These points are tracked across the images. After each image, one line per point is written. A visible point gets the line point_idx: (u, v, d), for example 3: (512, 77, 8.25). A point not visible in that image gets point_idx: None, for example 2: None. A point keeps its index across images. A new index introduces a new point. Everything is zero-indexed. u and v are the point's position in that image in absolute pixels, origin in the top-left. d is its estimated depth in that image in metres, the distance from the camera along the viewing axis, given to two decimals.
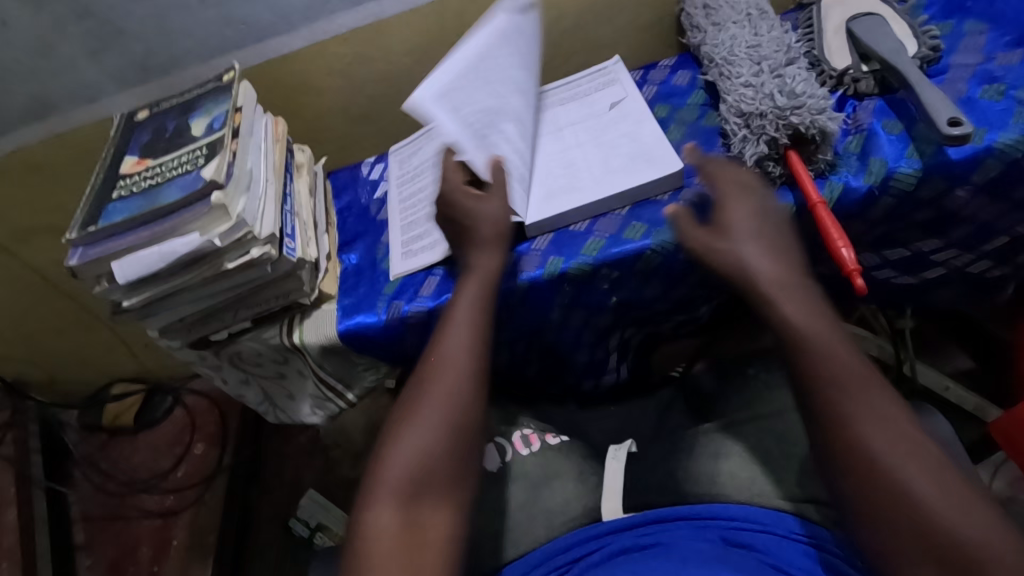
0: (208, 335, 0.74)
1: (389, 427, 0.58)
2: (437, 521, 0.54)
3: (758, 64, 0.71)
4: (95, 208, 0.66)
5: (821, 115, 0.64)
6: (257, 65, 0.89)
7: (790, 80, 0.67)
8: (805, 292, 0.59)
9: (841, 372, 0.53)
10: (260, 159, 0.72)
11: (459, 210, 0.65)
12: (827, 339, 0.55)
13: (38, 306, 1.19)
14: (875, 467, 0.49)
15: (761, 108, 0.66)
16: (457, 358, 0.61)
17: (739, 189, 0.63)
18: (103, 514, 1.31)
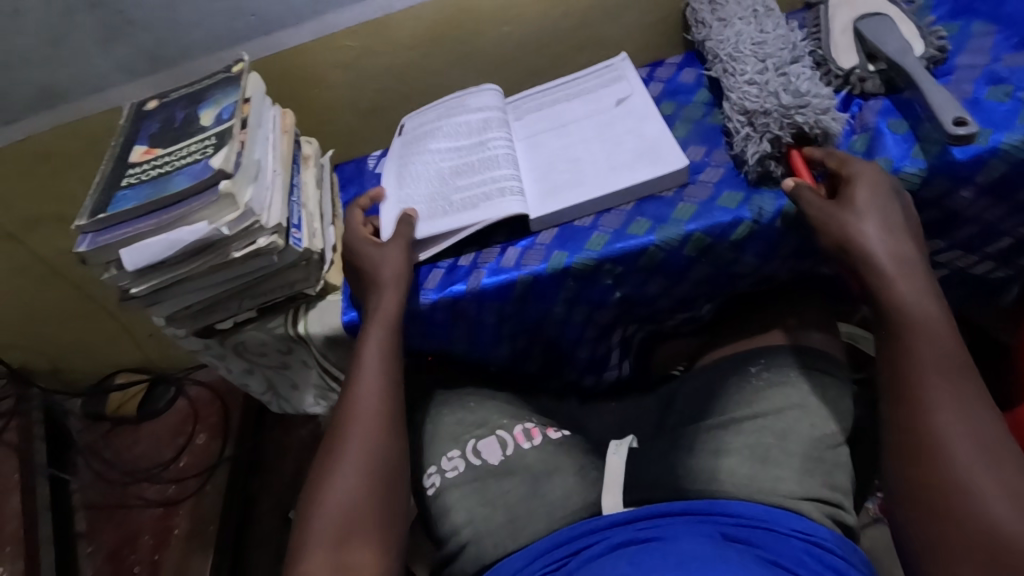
0: (213, 323, 0.75)
1: (315, 477, 0.61)
2: (366, 559, 0.56)
3: (763, 62, 0.71)
4: (104, 196, 0.66)
5: (826, 115, 0.64)
6: (266, 57, 0.90)
7: (795, 79, 0.68)
8: (922, 273, 0.57)
9: (936, 354, 0.53)
10: (267, 150, 0.72)
11: (360, 263, 0.70)
12: (940, 338, 0.54)
13: (45, 294, 1.20)
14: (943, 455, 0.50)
15: (764, 106, 0.66)
16: (368, 402, 0.64)
17: (867, 174, 0.60)
18: (105, 502, 1.32)
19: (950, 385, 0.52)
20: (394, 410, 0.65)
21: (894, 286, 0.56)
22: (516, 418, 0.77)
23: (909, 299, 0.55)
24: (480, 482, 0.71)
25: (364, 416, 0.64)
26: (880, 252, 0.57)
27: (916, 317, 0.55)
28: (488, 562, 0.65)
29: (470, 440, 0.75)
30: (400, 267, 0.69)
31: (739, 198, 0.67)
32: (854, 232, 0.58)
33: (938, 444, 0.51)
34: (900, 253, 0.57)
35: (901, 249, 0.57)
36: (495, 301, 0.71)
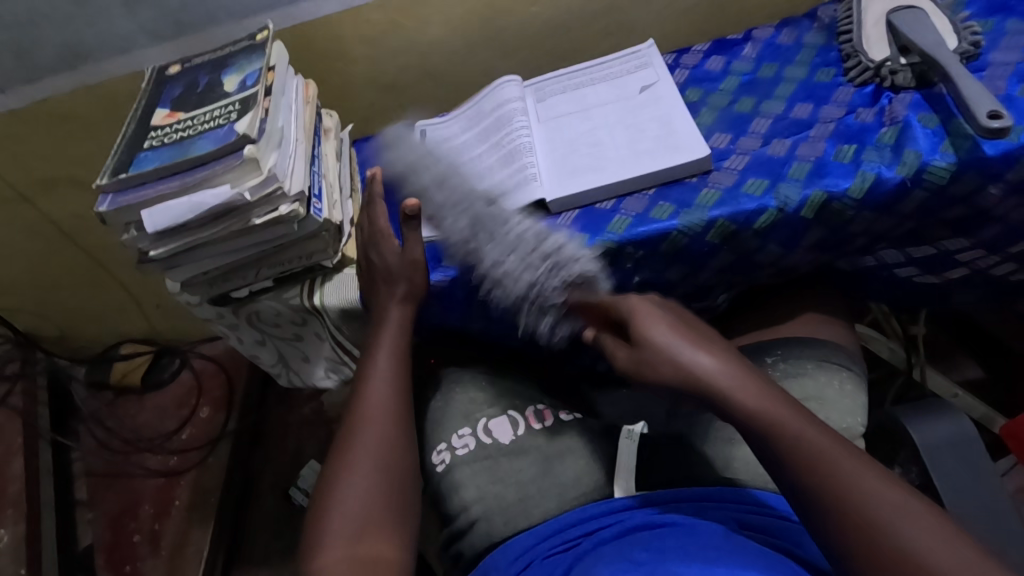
0: (229, 291, 0.75)
1: (325, 481, 0.61)
2: (386, 553, 0.56)
3: (473, 226, 0.68)
4: (126, 157, 0.66)
5: (556, 259, 0.64)
6: (290, 27, 0.89)
7: (501, 235, 0.66)
8: (750, 373, 0.52)
9: (813, 452, 0.47)
10: (291, 119, 0.72)
11: (382, 266, 0.70)
12: (757, 405, 0.50)
13: (55, 260, 1.19)
14: (843, 497, 0.45)
15: (528, 274, 0.64)
16: (378, 404, 0.65)
17: (647, 304, 0.56)
18: (107, 470, 1.32)
19: (835, 472, 0.46)
20: (402, 415, 0.66)
21: (730, 395, 0.50)
22: (528, 400, 0.77)
23: (745, 402, 0.50)
24: (492, 460, 0.71)
25: (376, 417, 0.64)
26: (705, 363, 0.51)
27: (744, 407, 0.50)
28: (496, 539, 0.65)
29: (482, 419, 0.75)
30: (416, 276, 0.69)
31: (765, 186, 0.66)
32: (678, 359, 0.52)
33: (841, 505, 0.45)
34: (725, 363, 0.52)
35: (717, 353, 0.53)
36: None
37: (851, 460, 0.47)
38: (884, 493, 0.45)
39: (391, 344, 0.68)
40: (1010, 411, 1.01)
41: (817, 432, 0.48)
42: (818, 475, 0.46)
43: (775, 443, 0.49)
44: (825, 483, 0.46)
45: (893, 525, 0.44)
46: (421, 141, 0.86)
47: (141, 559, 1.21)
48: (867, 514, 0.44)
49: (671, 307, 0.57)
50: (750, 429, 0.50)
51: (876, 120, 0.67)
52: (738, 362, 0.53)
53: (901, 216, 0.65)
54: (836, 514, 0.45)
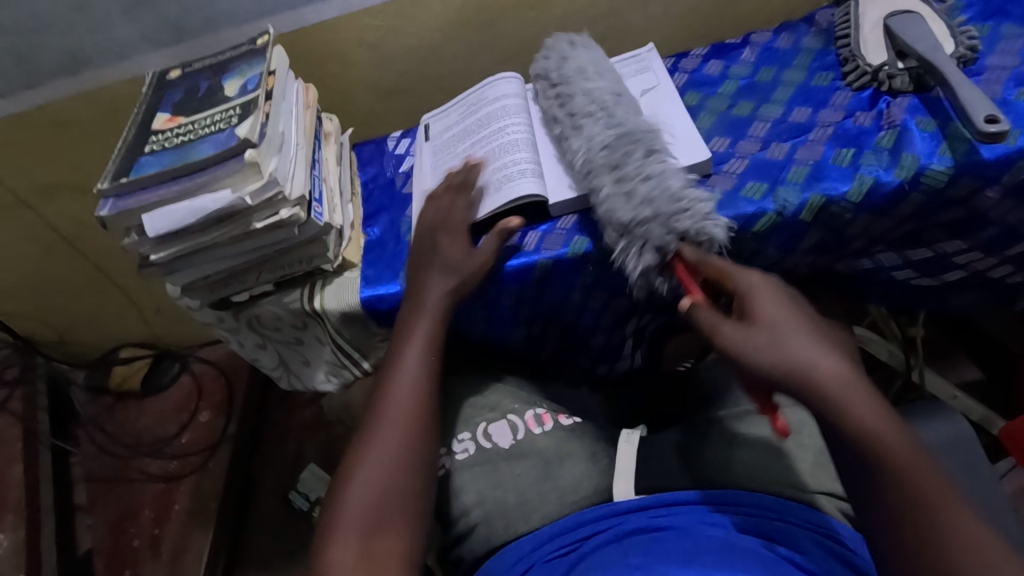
0: (229, 295, 0.75)
1: (341, 471, 0.60)
2: (395, 550, 0.55)
3: (619, 156, 0.65)
4: (127, 162, 0.66)
5: (698, 205, 0.62)
6: (290, 32, 0.89)
7: (651, 166, 0.64)
8: (868, 391, 0.49)
9: (924, 491, 0.45)
10: (291, 123, 0.72)
11: (440, 254, 0.68)
12: (865, 415, 0.48)
13: (54, 264, 1.19)
14: (925, 516, 0.45)
15: (646, 210, 0.61)
16: (405, 393, 0.63)
17: (770, 292, 0.54)
18: (107, 475, 1.32)
19: (941, 515, 0.45)
20: (427, 407, 0.63)
21: (847, 404, 0.48)
22: (526, 403, 0.76)
23: (859, 418, 0.48)
24: (492, 465, 0.71)
25: (402, 406, 0.62)
26: (824, 364, 0.49)
27: (855, 423, 0.48)
28: (496, 543, 0.66)
29: (481, 423, 0.74)
30: (478, 269, 0.67)
31: (764, 190, 0.66)
32: (790, 360, 0.50)
33: (936, 543, 0.44)
34: (847, 374, 0.49)
35: (837, 360, 0.50)
36: (514, 284, 0.71)
37: (958, 509, 0.45)
38: (967, 513, 0.45)
39: (426, 333, 0.66)
40: (1010, 413, 1.01)
41: (927, 474, 0.46)
42: (910, 493, 0.46)
43: (877, 470, 0.47)
44: (914, 500, 0.45)
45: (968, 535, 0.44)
46: (424, 140, 0.86)
47: (142, 563, 1.21)
48: (937, 539, 0.44)
49: (789, 295, 0.55)
50: (853, 440, 0.48)
51: (874, 124, 0.67)
52: (860, 376, 0.50)
53: (898, 220, 0.66)
54: (918, 549, 0.45)
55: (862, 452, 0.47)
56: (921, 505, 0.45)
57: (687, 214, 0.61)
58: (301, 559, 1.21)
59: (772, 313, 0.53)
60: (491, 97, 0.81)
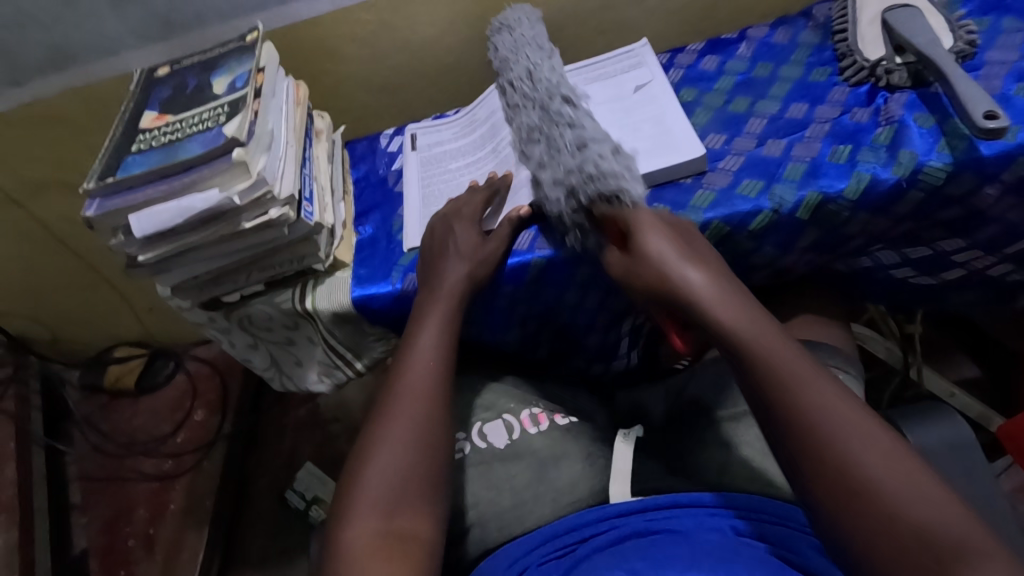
0: (219, 295, 0.74)
1: (358, 450, 0.57)
2: (420, 531, 0.53)
3: (537, 132, 0.67)
4: (114, 160, 0.65)
5: (596, 159, 0.60)
6: (281, 27, 0.88)
7: (557, 134, 0.64)
8: (740, 296, 0.54)
9: (790, 375, 0.49)
10: (281, 120, 0.71)
11: (453, 243, 0.67)
12: (738, 324, 0.52)
13: (45, 263, 1.18)
14: (800, 415, 0.48)
15: (553, 184, 0.62)
16: (424, 370, 0.61)
17: (654, 219, 0.58)
18: (101, 475, 1.31)
19: (810, 395, 0.48)
20: (446, 385, 0.61)
21: (722, 317, 0.53)
22: (522, 402, 0.75)
23: (731, 322, 0.52)
24: (486, 466, 0.70)
25: (419, 383, 0.60)
26: (694, 278, 0.54)
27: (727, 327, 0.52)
28: (491, 545, 0.66)
29: (476, 423, 0.73)
30: (490, 260, 0.67)
31: (760, 187, 0.65)
32: (668, 274, 0.55)
33: (807, 429, 0.47)
34: (719, 286, 0.54)
35: (711, 273, 0.55)
36: (509, 283, 0.70)
37: (831, 397, 0.48)
38: (840, 407, 0.48)
39: (443, 314, 0.64)
40: (1007, 411, 1.01)
41: (806, 372, 0.50)
42: (776, 376, 0.49)
43: (750, 369, 0.51)
44: (791, 406, 0.48)
45: (851, 451, 0.46)
46: (412, 149, 0.87)
47: (136, 563, 1.20)
48: (806, 421, 0.48)
49: (674, 222, 0.59)
50: (732, 351, 0.52)
51: (872, 120, 0.66)
52: (732, 286, 0.55)
53: (896, 217, 0.65)
54: (795, 436, 0.48)
55: (742, 360, 0.51)
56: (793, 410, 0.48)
57: (587, 174, 0.59)
58: (298, 559, 1.21)
59: (658, 236, 0.57)
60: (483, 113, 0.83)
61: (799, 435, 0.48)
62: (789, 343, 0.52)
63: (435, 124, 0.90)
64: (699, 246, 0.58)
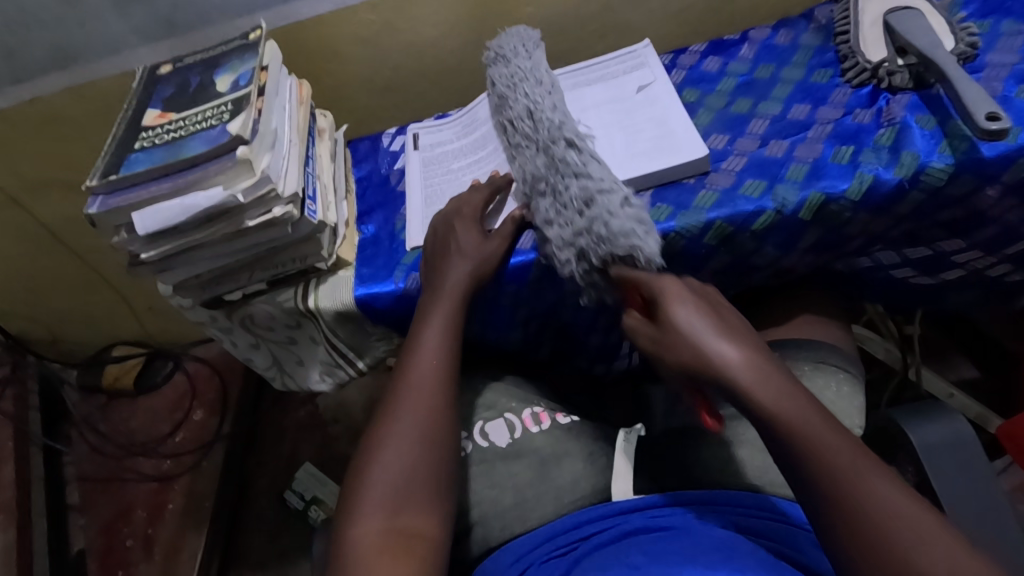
0: (221, 294, 0.74)
1: (363, 448, 0.57)
2: (425, 528, 0.53)
3: (542, 176, 0.65)
4: (116, 158, 0.65)
5: (610, 219, 0.60)
6: (283, 27, 0.88)
7: (565, 186, 0.63)
8: (777, 372, 0.52)
9: (836, 456, 0.47)
10: (284, 119, 0.71)
11: (454, 241, 0.68)
12: (769, 396, 0.50)
13: (45, 262, 1.17)
14: (844, 491, 0.46)
15: (569, 242, 0.62)
16: (429, 370, 0.61)
17: (680, 289, 0.57)
18: (99, 475, 1.31)
19: (860, 480, 0.46)
20: (451, 383, 0.61)
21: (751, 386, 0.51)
22: (524, 401, 0.75)
23: (769, 396, 0.50)
24: (488, 465, 0.70)
25: (423, 382, 0.60)
26: (723, 349, 0.52)
27: (764, 402, 0.50)
28: (494, 544, 0.66)
29: (478, 421, 0.73)
30: (493, 259, 0.67)
31: (763, 187, 0.66)
32: (697, 342, 0.53)
33: (856, 516, 0.45)
34: (754, 360, 0.52)
35: (744, 345, 0.53)
36: (513, 283, 0.70)
37: (880, 482, 0.46)
38: (882, 481, 0.46)
39: (447, 313, 0.64)
40: (1005, 412, 1.01)
41: (852, 453, 0.47)
42: (819, 459, 0.47)
43: (796, 449, 0.48)
44: (838, 489, 0.46)
45: (888, 507, 0.45)
46: (413, 148, 0.87)
47: (135, 564, 1.20)
48: (857, 507, 0.45)
49: (699, 290, 0.58)
50: (762, 422, 0.50)
51: (874, 121, 0.67)
52: (767, 358, 0.53)
53: (897, 218, 0.65)
54: (842, 524, 0.46)
55: (773, 430, 0.49)
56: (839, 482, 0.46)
57: (603, 241, 0.60)
58: (297, 559, 1.21)
59: (686, 307, 0.55)
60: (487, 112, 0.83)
61: (846, 523, 0.45)
62: (835, 425, 0.49)
63: (437, 124, 0.90)
64: (731, 318, 0.56)
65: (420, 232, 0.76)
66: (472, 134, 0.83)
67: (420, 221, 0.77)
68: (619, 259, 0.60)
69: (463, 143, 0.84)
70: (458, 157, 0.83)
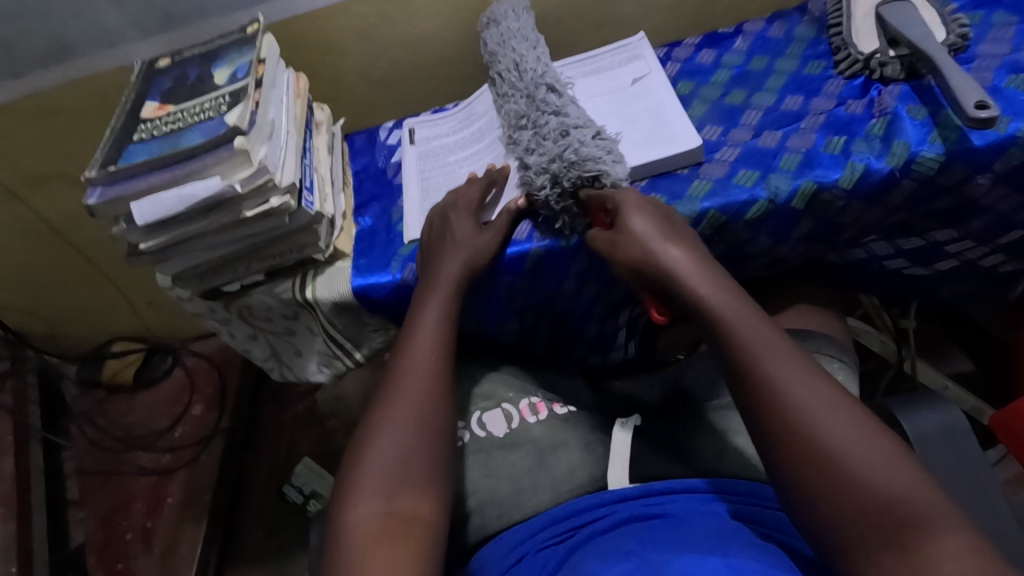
0: (220, 285, 0.74)
1: (360, 435, 0.58)
2: (422, 512, 0.53)
3: (524, 117, 0.70)
4: (115, 149, 0.65)
5: (583, 145, 0.63)
6: (281, 20, 0.89)
7: (545, 122, 0.67)
8: (717, 274, 0.57)
9: (759, 342, 0.52)
10: (282, 111, 0.71)
11: (450, 233, 0.68)
12: (709, 295, 0.55)
13: (44, 256, 1.18)
14: (761, 368, 0.51)
15: (543, 166, 0.64)
16: (425, 360, 0.61)
17: (639, 200, 0.61)
18: (99, 469, 1.31)
19: (777, 360, 0.51)
20: (448, 372, 0.62)
21: (692, 284, 0.56)
22: (521, 391, 0.76)
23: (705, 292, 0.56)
24: (486, 453, 0.71)
25: (420, 371, 0.61)
26: (670, 253, 0.58)
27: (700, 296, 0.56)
28: (491, 532, 0.66)
29: (476, 411, 0.74)
30: (489, 250, 0.67)
31: (756, 177, 0.66)
32: (647, 246, 0.59)
33: (775, 393, 0.50)
34: (695, 261, 0.58)
35: (688, 250, 0.59)
36: (509, 273, 0.71)
37: (799, 367, 0.51)
38: (812, 389, 0.50)
39: (443, 303, 0.65)
40: (999, 403, 1.02)
41: (775, 339, 0.53)
42: (745, 343, 0.53)
43: (728, 338, 0.54)
44: (760, 369, 0.51)
45: (831, 439, 0.47)
46: (410, 142, 0.88)
47: (134, 557, 1.20)
48: (773, 385, 0.50)
49: (659, 206, 0.63)
50: (701, 314, 0.56)
51: (866, 112, 0.67)
52: (708, 262, 0.58)
53: (889, 208, 0.66)
54: (762, 399, 0.50)
55: (711, 324, 0.55)
56: (769, 393, 0.50)
57: (575, 163, 0.63)
58: (296, 553, 1.21)
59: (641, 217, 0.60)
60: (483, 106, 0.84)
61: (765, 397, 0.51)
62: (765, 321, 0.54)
63: (434, 117, 0.90)
64: (682, 231, 0.61)
65: (417, 224, 0.77)
66: (469, 127, 0.84)
67: (417, 214, 0.78)
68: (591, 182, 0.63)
69: (459, 136, 0.84)
70: (455, 150, 0.83)
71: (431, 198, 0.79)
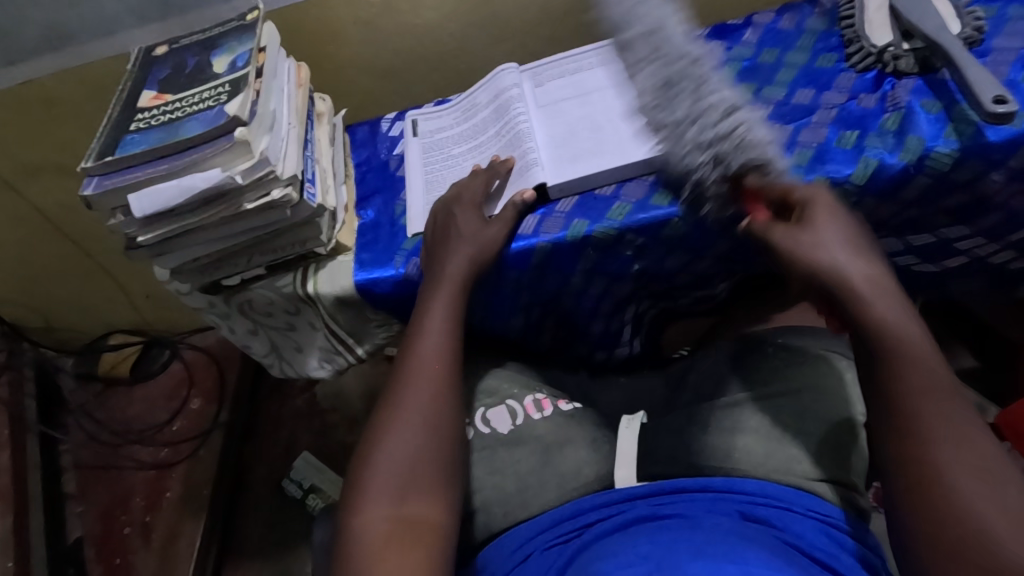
0: (220, 279, 0.73)
1: (366, 437, 0.57)
2: (431, 516, 0.53)
3: (661, 79, 0.63)
4: (112, 139, 0.64)
5: (741, 128, 0.59)
6: (282, 9, 0.87)
7: (702, 90, 0.61)
8: (900, 299, 0.54)
9: (919, 377, 0.50)
10: (283, 101, 0.70)
11: (456, 229, 0.67)
12: (891, 318, 0.52)
13: (40, 248, 1.16)
14: (909, 405, 0.49)
15: (708, 140, 0.59)
16: (432, 359, 0.60)
17: (830, 206, 0.58)
18: (96, 463, 1.30)
19: (931, 402, 0.49)
20: (455, 371, 0.61)
21: (868, 304, 0.53)
22: (526, 387, 0.75)
23: (880, 313, 0.52)
24: (490, 451, 0.70)
25: (427, 372, 0.59)
26: (857, 265, 0.54)
27: (875, 318, 0.52)
28: (496, 530, 0.65)
29: (480, 408, 0.73)
30: (494, 246, 0.66)
31: None
32: (824, 252, 0.55)
33: (923, 434, 0.48)
34: (875, 276, 0.54)
35: (868, 265, 0.55)
36: (514, 269, 0.70)
37: (953, 414, 0.48)
38: (971, 446, 0.47)
39: (448, 301, 0.64)
40: (1004, 401, 1.01)
41: (932, 377, 0.50)
42: (901, 374, 0.50)
43: (889, 361, 0.51)
44: (903, 405, 0.50)
45: (972, 500, 0.45)
46: (413, 135, 0.86)
47: (133, 552, 1.20)
48: (920, 423, 0.48)
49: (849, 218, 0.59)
50: (864, 335, 0.53)
51: (879, 106, 0.66)
52: (890, 281, 0.55)
53: (901, 204, 0.65)
54: (901, 430, 0.49)
55: (871, 344, 0.52)
56: (918, 433, 0.48)
57: (739, 146, 0.59)
58: (295, 548, 1.20)
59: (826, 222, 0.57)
60: (488, 98, 0.82)
61: (906, 432, 0.49)
62: (938, 361, 0.51)
63: (436, 109, 0.89)
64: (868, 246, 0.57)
65: (421, 218, 0.75)
66: (474, 119, 0.82)
67: (420, 207, 0.77)
68: (750, 169, 0.59)
69: (463, 129, 0.83)
70: (459, 142, 0.82)
71: (435, 191, 0.78)
